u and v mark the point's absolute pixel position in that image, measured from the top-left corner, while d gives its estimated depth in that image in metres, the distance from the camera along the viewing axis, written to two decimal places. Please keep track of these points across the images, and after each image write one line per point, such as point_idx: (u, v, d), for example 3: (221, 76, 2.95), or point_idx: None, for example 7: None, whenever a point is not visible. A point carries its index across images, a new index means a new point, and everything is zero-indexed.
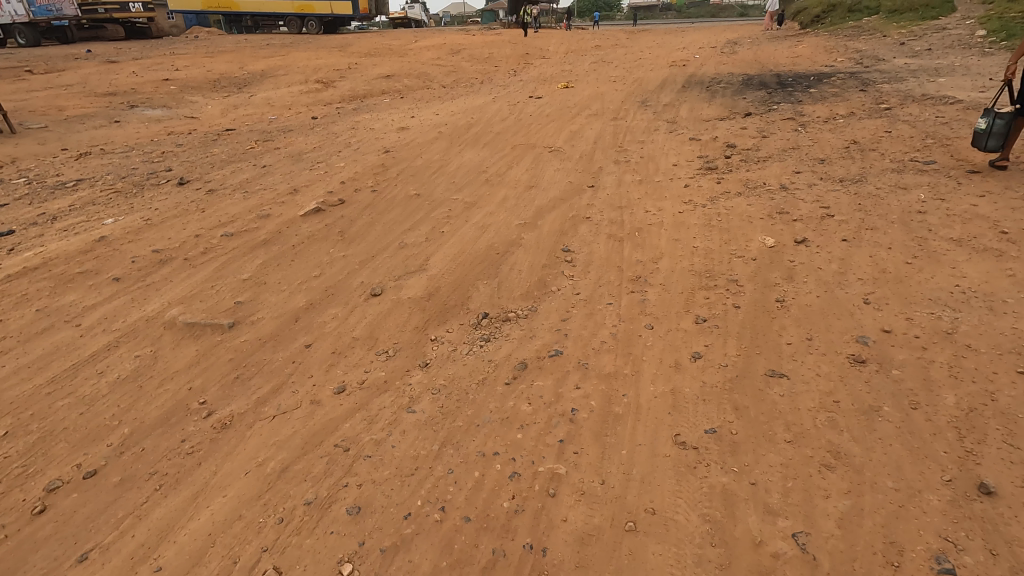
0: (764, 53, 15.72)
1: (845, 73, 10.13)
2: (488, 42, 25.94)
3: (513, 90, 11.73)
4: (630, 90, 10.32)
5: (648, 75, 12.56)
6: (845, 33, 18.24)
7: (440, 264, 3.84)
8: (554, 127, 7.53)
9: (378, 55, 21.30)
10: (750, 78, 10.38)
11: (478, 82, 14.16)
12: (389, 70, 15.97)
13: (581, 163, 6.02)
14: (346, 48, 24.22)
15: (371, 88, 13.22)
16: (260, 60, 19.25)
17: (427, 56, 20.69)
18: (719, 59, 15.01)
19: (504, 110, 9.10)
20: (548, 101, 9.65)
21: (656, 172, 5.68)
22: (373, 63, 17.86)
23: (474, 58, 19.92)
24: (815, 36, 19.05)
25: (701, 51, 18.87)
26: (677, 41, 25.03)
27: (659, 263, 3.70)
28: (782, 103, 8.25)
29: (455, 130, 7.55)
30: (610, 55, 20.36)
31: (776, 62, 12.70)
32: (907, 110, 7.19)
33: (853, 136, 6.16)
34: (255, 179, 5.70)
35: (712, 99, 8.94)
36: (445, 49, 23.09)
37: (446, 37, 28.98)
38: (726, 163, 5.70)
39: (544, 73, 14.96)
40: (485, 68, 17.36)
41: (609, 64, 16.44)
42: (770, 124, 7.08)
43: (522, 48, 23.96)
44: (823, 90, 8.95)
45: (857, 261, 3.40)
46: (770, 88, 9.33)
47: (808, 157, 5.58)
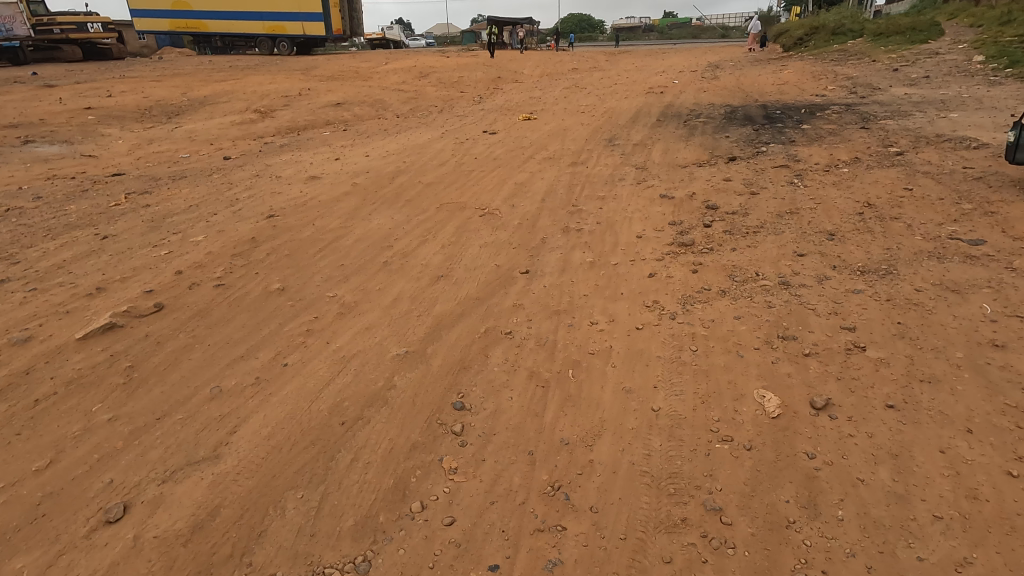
0: (746, 79, 14.60)
1: (840, 106, 8.96)
2: (460, 65, 24.90)
3: (468, 123, 10.41)
4: (596, 125, 9.05)
5: (619, 105, 11.37)
6: (832, 58, 17.26)
7: (245, 445, 2.39)
8: (497, 177, 6.20)
9: (341, 79, 20.09)
10: (732, 111, 9.17)
11: (435, 111, 12.84)
12: (342, 97, 14.63)
13: (518, 234, 4.65)
14: (308, 72, 22.89)
15: (314, 120, 11.87)
16: (208, 85, 17.80)
17: (390, 81, 19.37)
18: (699, 86, 13.86)
19: (448, 150, 7.76)
20: (500, 139, 8.33)
21: (612, 249, 4.32)
22: (328, 89, 16.49)
23: (440, 84, 18.67)
24: (800, 61, 18.07)
25: (681, 76, 17.88)
26: (656, 65, 24.07)
27: (597, 448, 2.30)
28: (770, 144, 7.01)
29: (377, 180, 6.16)
30: (586, 79, 19.33)
31: (760, 91, 11.55)
32: (922, 155, 5.94)
33: (863, 195, 4.88)
34: (76, 259, 4.24)
35: (689, 138, 7.69)
36: (413, 73, 21.83)
37: (418, 60, 27.98)
38: (705, 235, 4.37)
39: (509, 101, 13.71)
40: (449, 95, 16.09)
41: (581, 90, 15.23)
42: (757, 175, 5.81)
43: (495, 71, 22.82)
44: (816, 127, 7.74)
45: (922, 463, 2.04)
46: (756, 124, 8.10)
47: (811, 229, 4.26)
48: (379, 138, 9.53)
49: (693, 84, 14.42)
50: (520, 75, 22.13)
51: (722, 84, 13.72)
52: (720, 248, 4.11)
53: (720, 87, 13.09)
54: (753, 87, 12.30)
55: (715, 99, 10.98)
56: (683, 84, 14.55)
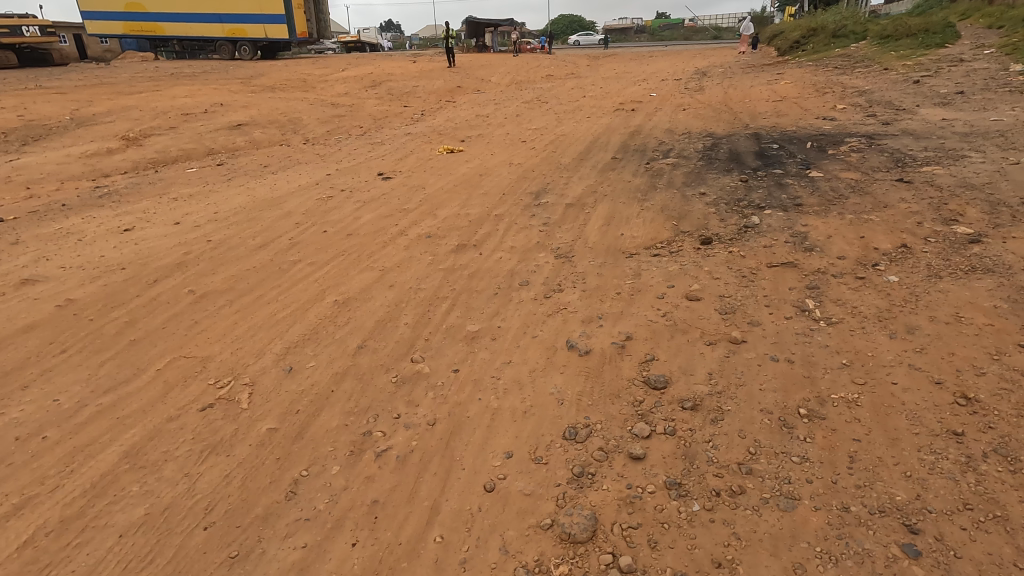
0: (736, 92, 12.24)
1: (858, 137, 6.64)
2: (422, 72, 22.57)
3: (372, 159, 8.01)
4: (529, 165, 6.67)
5: (573, 130, 9.02)
6: (836, 65, 14.89)
7: None
8: (322, 280, 3.83)
9: (278, 90, 17.73)
10: (713, 146, 6.79)
11: (352, 137, 10.42)
12: (252, 115, 12.17)
13: (249, 462, 2.29)
14: (249, 81, 20.39)
15: (195, 148, 9.48)
16: (111, 99, 15.29)
17: (330, 94, 16.89)
18: (678, 102, 11.48)
19: (299, 211, 5.37)
20: (388, 191, 5.97)
21: (420, 535, 1.98)
22: (247, 104, 14.00)
23: (386, 97, 16.24)
24: (798, 68, 15.73)
25: (662, 86, 15.59)
26: (639, 71, 21.71)
27: None
28: (765, 210, 4.67)
29: (122, 286, 3.79)
30: (556, 89, 17.03)
31: (751, 111, 9.19)
32: (1016, 242, 3.60)
33: (945, 362, 2.53)
34: None
35: (647, 193, 5.33)
36: (362, 83, 19.38)
37: (379, 65, 25.74)
38: (624, 497, 2.04)
39: (447, 122, 11.31)
40: (388, 111, 13.65)
41: (539, 106, 12.82)
42: (743, 284, 3.45)
43: (457, 80, 20.36)
44: (830, 177, 5.40)
45: None
46: (743, 171, 5.75)
47: (860, 501, 1.91)
48: (243, 180, 7.14)
49: (671, 99, 12.04)
50: (485, 84, 19.72)
51: (706, 100, 11.36)
52: (650, 566, 1.78)
53: (702, 105, 10.71)
54: (743, 106, 9.92)
55: (693, 122, 8.60)
56: (660, 99, 12.18)
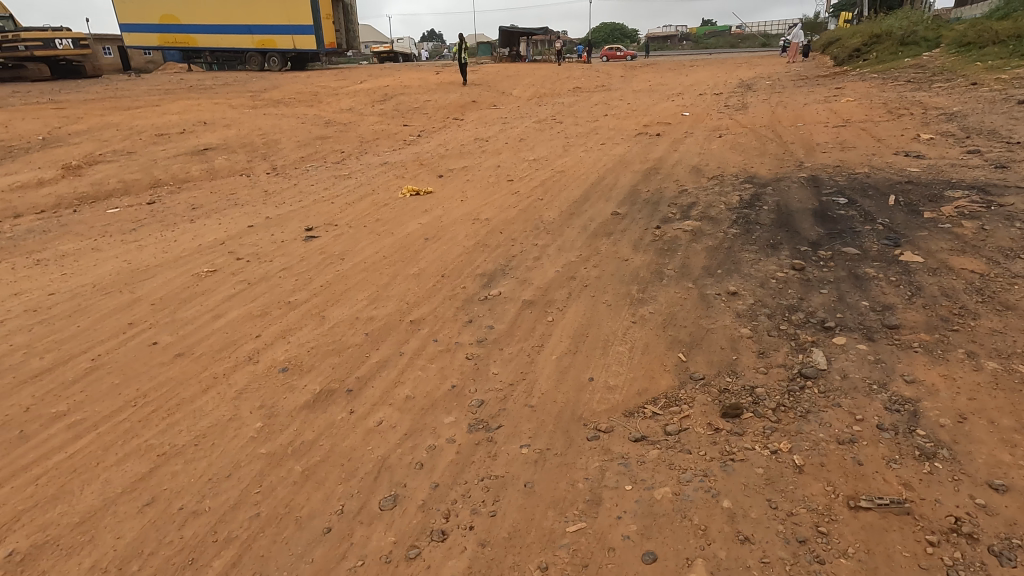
0: (786, 112, 10.20)
1: (964, 192, 4.67)
2: (441, 84, 21.22)
3: (320, 203, 6.46)
4: (498, 222, 4.98)
5: (576, 165, 7.25)
6: (908, 79, 12.59)
7: None
8: (53, 477, 2.25)
9: (281, 105, 16.64)
10: (754, 199, 4.93)
11: (322, 167, 8.92)
12: (226, 138, 10.85)
13: None
14: (256, 96, 19.33)
15: (138, 180, 8.18)
16: (98, 116, 14.29)
17: (331, 111, 15.55)
18: (714, 126, 9.54)
19: (152, 297, 3.84)
20: (295, 262, 4.38)
21: None
22: (231, 123, 12.73)
23: (390, 114, 14.80)
24: (860, 83, 13.47)
25: (699, 102, 13.65)
26: (675, 84, 19.68)
27: None
28: (835, 339, 2.84)
29: None
30: (578, 104, 15.28)
31: (806, 142, 7.23)
32: None
33: None
34: None
35: (647, 284, 3.56)
36: (371, 98, 18.04)
37: (400, 76, 24.55)
38: None
39: (439, 148, 9.69)
40: (383, 131, 12.15)
41: (550, 128, 11.07)
42: None
43: (474, 95, 18.80)
44: (936, 266, 3.50)
45: None
46: (796, 248, 3.91)
47: None
48: (147, 231, 5.70)
49: (706, 121, 10.11)
50: (503, 99, 18.09)
51: (748, 123, 9.38)
52: None
53: (743, 130, 8.76)
54: (796, 133, 7.93)
55: (729, 157, 6.71)
56: (693, 121, 10.26)
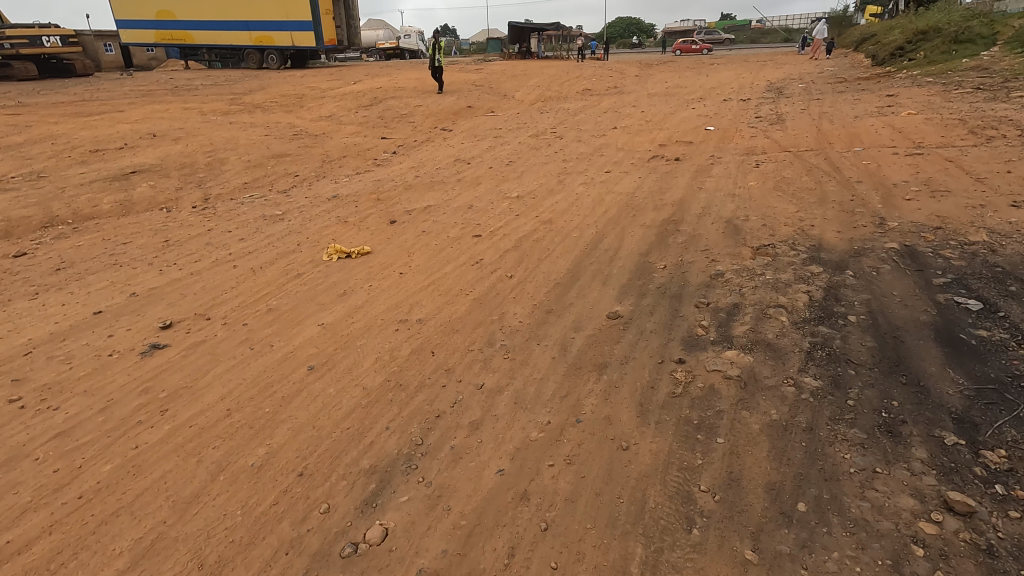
0: (834, 130, 8.32)
1: None
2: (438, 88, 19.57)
3: (220, 266, 4.81)
4: (433, 330, 3.28)
5: (569, 210, 5.51)
6: (975, 86, 10.61)
7: None
8: None
9: (256, 112, 15.09)
10: (833, 301, 3.15)
11: (261, 198, 7.27)
12: (166, 156, 9.25)
13: None
14: (236, 99, 17.78)
15: (27, 217, 6.60)
16: (45, 124, 12.79)
17: (309, 119, 13.90)
18: (747, 148, 7.71)
19: None
20: (91, 413, 2.72)
21: None
22: (185, 134, 11.12)
23: (372, 124, 13.12)
24: (916, 89, 11.48)
25: (723, 112, 11.83)
26: (695, 86, 17.77)
27: None
28: None
29: None
30: (584, 112, 13.52)
31: (877, 181, 5.40)
32: None
33: None
34: None
35: (656, 548, 1.85)
36: (357, 103, 16.39)
37: (397, 77, 22.95)
38: None
39: (410, 173, 8.00)
40: (355, 147, 10.49)
41: (546, 145, 9.31)
42: None
43: (471, 99, 17.05)
44: None
45: None
46: (936, 439, 2.15)
47: None
48: None
49: (735, 141, 8.28)
50: (502, 105, 16.34)
51: (790, 146, 7.55)
52: None
53: (787, 156, 6.93)
54: (859, 165, 6.08)
55: (776, 205, 4.92)
56: (720, 141, 8.43)
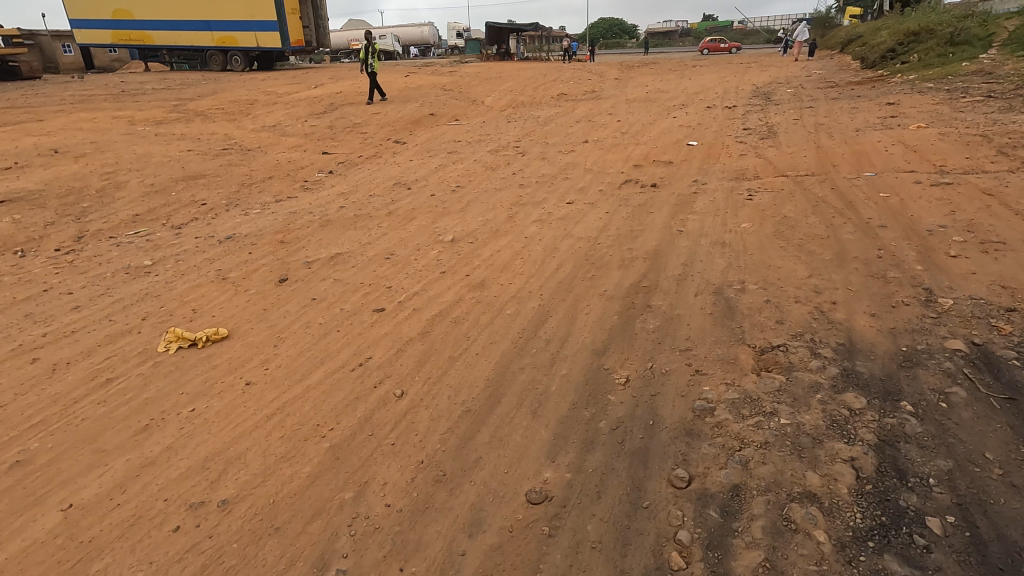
0: (836, 147, 7.14)
1: None
2: (403, 93, 18.24)
3: (16, 357, 3.45)
4: (237, 531, 1.99)
5: (511, 266, 4.23)
6: (985, 94, 9.53)
7: None
8: None
9: (196, 121, 13.63)
10: (895, 480, 1.92)
11: (144, 237, 5.88)
12: (55, 179, 7.81)
13: None
14: (178, 106, 16.21)
15: None
16: None
17: (249, 130, 12.45)
18: (736, 172, 6.50)
19: None
20: None
21: None
22: (94, 149, 9.66)
23: (318, 135, 11.72)
24: (918, 96, 10.39)
25: (708, 122, 10.66)
26: (676, 91, 16.59)
27: None
28: None
29: None
30: (556, 121, 12.29)
31: (905, 225, 4.21)
32: None
33: None
34: None
35: None
36: (310, 110, 14.95)
37: (362, 80, 21.55)
38: None
39: (337, 203, 6.68)
40: (289, 165, 9.12)
41: (505, 165, 8.03)
42: None
43: (436, 106, 15.70)
44: None
45: None
46: None
47: None
48: None
49: (722, 161, 7.07)
50: (469, 113, 15.02)
51: (786, 169, 6.36)
52: None
53: (785, 184, 5.74)
54: (875, 201, 4.89)
55: (779, 264, 3.69)
56: (704, 160, 7.22)
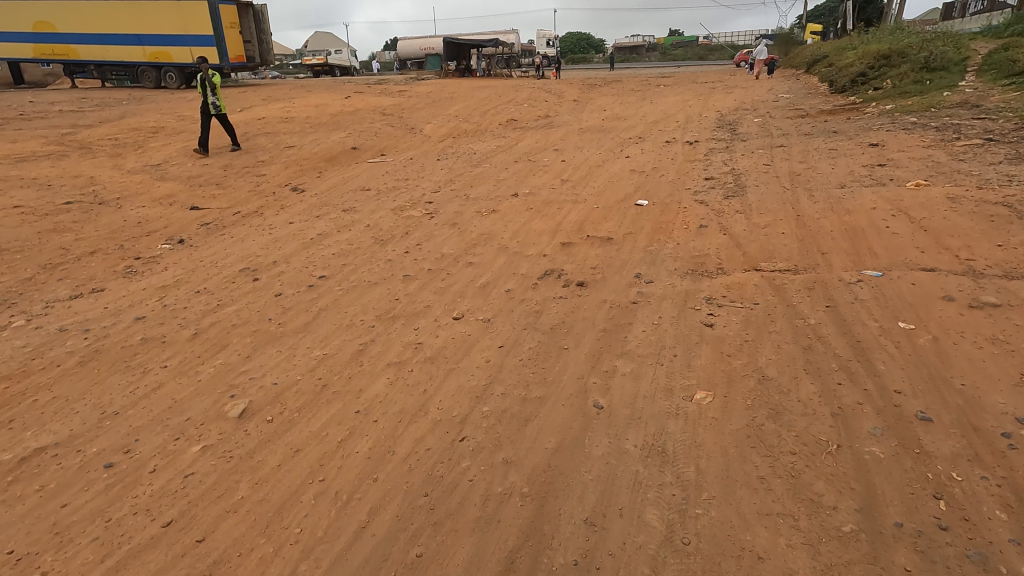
0: (820, 217, 5.54)
1: None
2: (334, 119, 16.37)
3: None
4: None
5: (295, 505, 2.41)
6: (983, 136, 8.15)
7: None
8: None
9: (68, 159, 11.47)
10: None
11: None
12: None
13: None
14: (63, 137, 13.94)
15: None
16: None
17: (124, 171, 10.36)
18: (693, 260, 4.82)
19: None
20: None
21: None
22: None
23: (204, 179, 9.73)
24: (903, 135, 8.97)
25: (664, 165, 9.08)
26: (635, 119, 15.06)
27: None
28: None
29: None
30: (493, 160, 10.59)
31: (960, 418, 2.53)
32: None
33: None
34: None
35: None
36: (215, 143, 12.90)
37: (295, 103, 19.58)
38: None
39: (143, 306, 4.76)
40: (135, 229, 7.13)
41: (403, 235, 6.23)
42: None
43: (364, 137, 13.83)
44: None
45: None
46: None
47: None
48: None
49: (676, 237, 5.39)
50: (401, 145, 13.18)
51: (759, 258, 4.71)
52: None
53: (759, 291, 4.06)
54: (895, 340, 3.23)
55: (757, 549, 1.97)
56: (653, 235, 5.54)
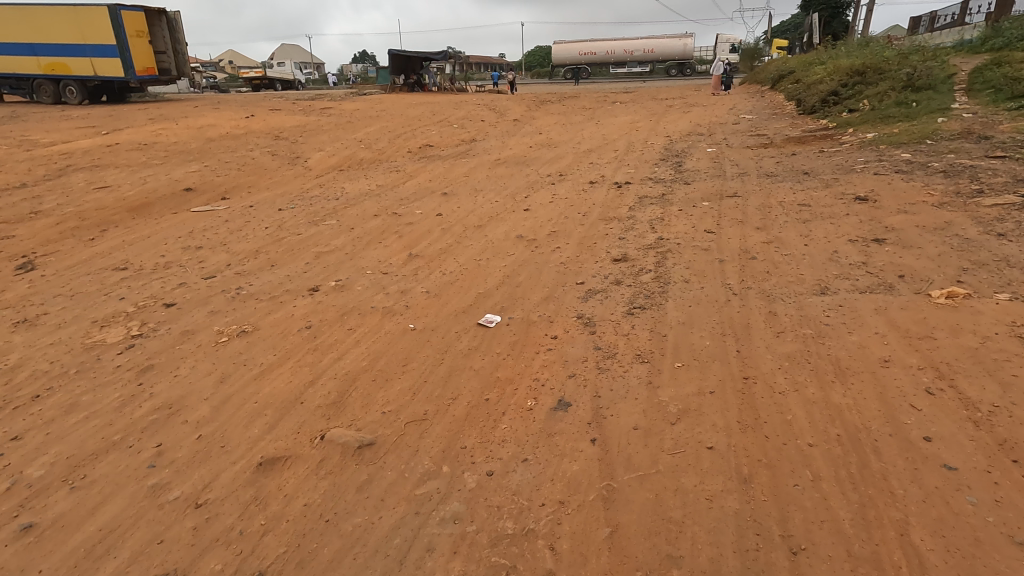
0: (786, 387, 2.85)
1: None
2: (205, 147, 13.27)
3: None
4: None
5: None
6: (1016, 188, 5.65)
7: None
8: None
9: None
10: None
11: None
12: None
13: None
14: None
15: None
16: None
17: None
18: (496, 558, 2.06)
19: None
20: None
21: None
22: None
23: None
24: (898, 182, 6.46)
25: (568, 225, 6.37)
26: (568, 147, 12.38)
27: None
28: None
29: None
30: (349, 210, 7.75)
31: None
32: None
33: None
34: None
35: None
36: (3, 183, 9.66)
37: (178, 125, 16.29)
38: None
39: None
40: None
41: (24, 403, 3.33)
42: None
43: (219, 172, 10.81)
44: None
45: None
46: None
47: None
48: None
49: (497, 446, 2.63)
50: (261, 184, 10.22)
51: (642, 565, 1.98)
52: None
53: None
54: None
55: None
56: (460, 431, 2.77)
